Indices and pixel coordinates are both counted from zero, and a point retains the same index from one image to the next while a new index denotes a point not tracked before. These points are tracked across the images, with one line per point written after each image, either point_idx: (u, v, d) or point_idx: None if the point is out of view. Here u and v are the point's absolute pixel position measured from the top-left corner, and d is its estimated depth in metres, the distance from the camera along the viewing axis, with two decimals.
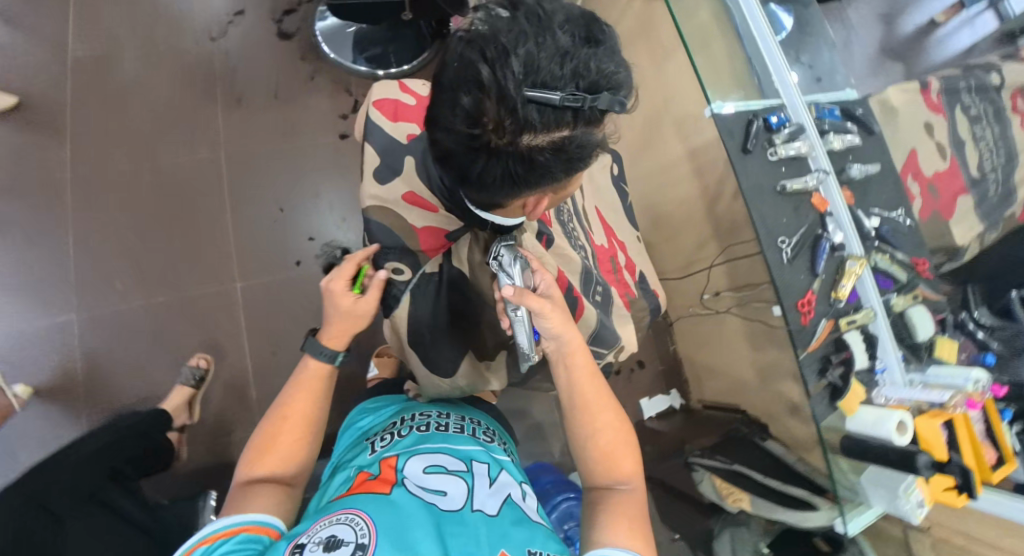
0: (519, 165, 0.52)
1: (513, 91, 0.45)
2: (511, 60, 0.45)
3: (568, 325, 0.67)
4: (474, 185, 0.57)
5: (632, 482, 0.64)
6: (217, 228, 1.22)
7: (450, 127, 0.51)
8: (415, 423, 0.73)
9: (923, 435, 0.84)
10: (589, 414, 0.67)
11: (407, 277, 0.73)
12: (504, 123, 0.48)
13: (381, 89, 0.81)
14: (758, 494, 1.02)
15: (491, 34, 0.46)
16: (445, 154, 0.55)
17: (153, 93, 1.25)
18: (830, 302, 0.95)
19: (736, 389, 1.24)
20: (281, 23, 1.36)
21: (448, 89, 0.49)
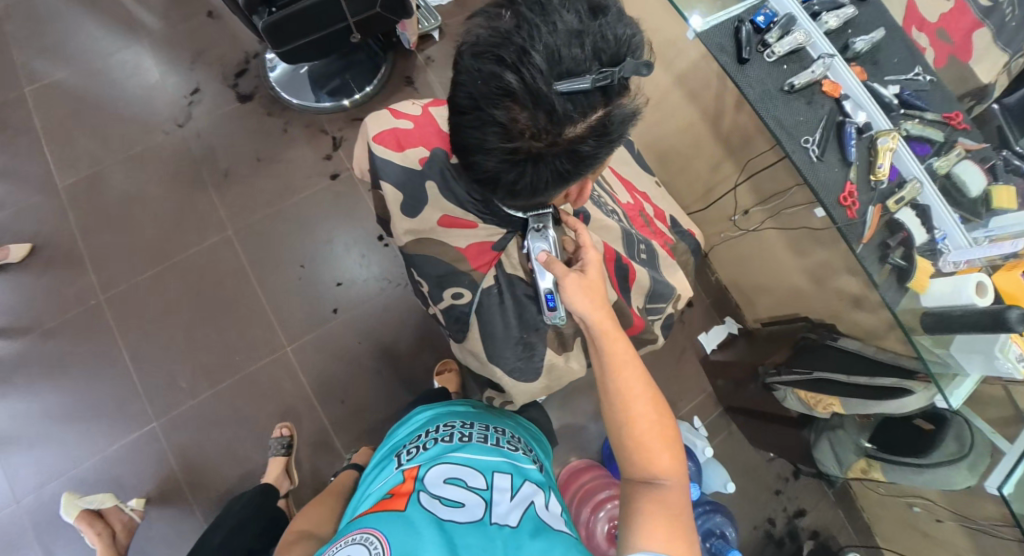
0: (567, 161, 0.52)
1: (546, 87, 0.46)
2: (532, 55, 0.46)
3: (600, 305, 0.67)
4: (519, 198, 0.57)
5: (670, 478, 0.59)
6: (250, 302, 1.24)
7: (487, 148, 0.50)
8: (440, 434, 0.79)
9: (1004, 289, 0.86)
10: (624, 399, 0.64)
11: (468, 298, 0.76)
12: (543, 123, 0.48)
13: (376, 123, 0.80)
14: (848, 395, 1.00)
15: (502, 41, 0.47)
16: (483, 179, 0.55)
17: (147, 195, 1.26)
18: (872, 186, 0.90)
19: (793, 297, 1.22)
20: (238, 87, 1.35)
21: (472, 110, 0.49)
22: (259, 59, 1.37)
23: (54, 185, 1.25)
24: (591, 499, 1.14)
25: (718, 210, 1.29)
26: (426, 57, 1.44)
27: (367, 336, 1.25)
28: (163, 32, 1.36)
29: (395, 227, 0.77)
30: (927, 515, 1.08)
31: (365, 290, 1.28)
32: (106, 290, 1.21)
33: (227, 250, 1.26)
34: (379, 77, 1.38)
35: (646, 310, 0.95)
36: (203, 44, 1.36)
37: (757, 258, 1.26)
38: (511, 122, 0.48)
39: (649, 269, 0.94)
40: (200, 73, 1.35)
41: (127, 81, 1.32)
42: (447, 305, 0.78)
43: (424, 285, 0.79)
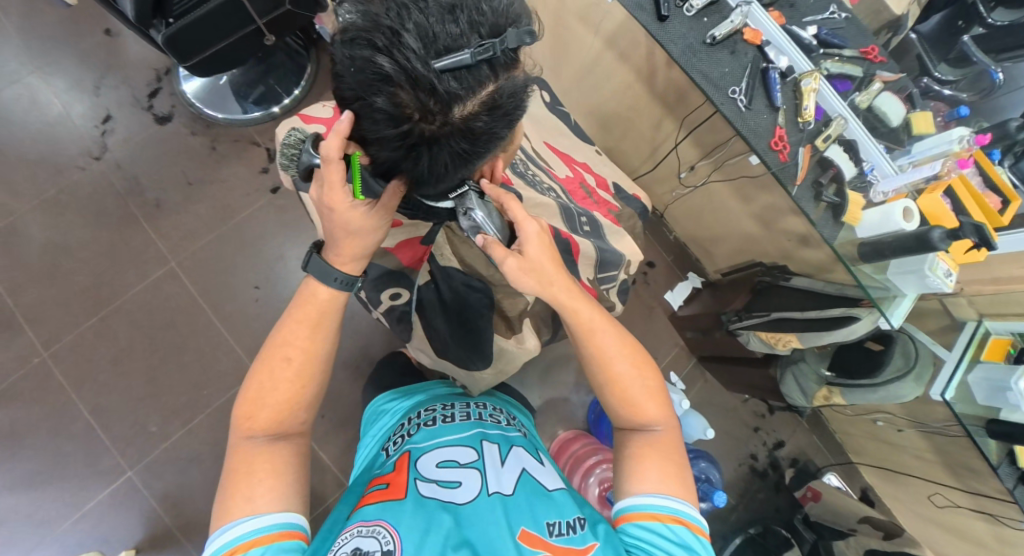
0: (464, 140, 0.49)
1: (424, 66, 0.43)
2: (403, 36, 0.43)
3: (559, 273, 0.65)
4: (429, 184, 0.55)
5: (660, 421, 0.63)
6: (209, 333, 1.20)
7: (379, 135, 0.48)
8: (423, 419, 0.79)
9: (927, 210, 0.89)
10: (604, 361, 0.64)
11: (406, 297, 0.79)
12: (427, 103, 0.45)
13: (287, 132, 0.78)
14: (803, 330, 1.04)
15: (368, 24, 0.43)
16: (388, 170, 0.53)
17: (74, 239, 1.18)
18: (800, 127, 0.93)
19: (745, 243, 1.26)
20: (154, 108, 1.26)
21: (359, 99, 0.47)
22: (170, 74, 1.28)
23: None
24: (583, 466, 1.17)
25: (665, 169, 1.32)
26: None
27: (338, 348, 1.23)
28: (54, 56, 1.24)
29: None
30: (890, 427, 1.16)
31: None
32: (49, 346, 1.13)
33: (175, 283, 1.21)
34: (304, 79, 1.33)
35: (596, 280, 0.97)
36: (104, 66, 1.26)
37: (706, 211, 1.30)
38: (399, 105, 0.45)
39: (593, 239, 0.95)
40: (107, 98, 1.25)
41: (23, 116, 1.20)
42: (387, 308, 0.80)
43: (362, 293, 0.80)
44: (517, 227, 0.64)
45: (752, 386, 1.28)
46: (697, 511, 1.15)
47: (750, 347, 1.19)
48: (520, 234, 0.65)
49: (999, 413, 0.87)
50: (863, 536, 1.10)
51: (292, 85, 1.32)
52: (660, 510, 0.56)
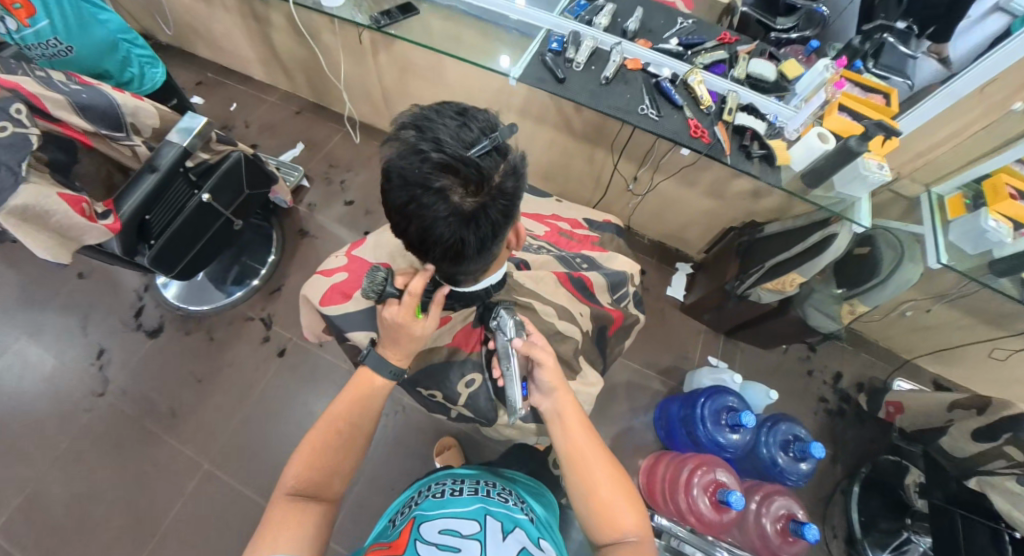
0: (505, 202, 0.64)
1: (463, 153, 0.60)
2: (442, 139, 0.60)
3: (559, 386, 0.75)
4: (483, 252, 0.67)
5: (636, 534, 0.68)
6: (267, 518, 1.13)
7: (442, 215, 0.61)
8: (430, 492, 0.83)
9: (838, 130, 1.04)
10: (585, 470, 0.70)
11: (479, 380, 0.83)
12: (474, 179, 0.61)
13: (314, 289, 0.85)
14: (799, 263, 1.13)
15: (415, 141, 0.60)
16: (447, 250, 0.65)
17: (98, 482, 1.12)
18: (705, 112, 1.09)
19: (710, 219, 1.39)
20: (143, 325, 1.29)
21: (416, 196, 0.61)
22: (151, 288, 1.33)
23: None
24: (679, 483, 1.13)
25: (614, 189, 1.46)
26: (306, 204, 1.50)
27: (399, 474, 1.20)
28: (34, 317, 1.26)
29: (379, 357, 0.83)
30: (919, 312, 1.23)
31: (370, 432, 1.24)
32: None
33: (215, 482, 1.15)
34: (274, 245, 1.41)
35: (615, 301, 1.08)
36: (85, 308, 1.29)
37: (665, 209, 1.43)
38: (452, 187, 0.61)
39: (597, 270, 1.07)
40: (96, 334, 1.27)
41: (16, 384, 1.19)
42: (467, 398, 0.84)
43: (437, 393, 0.85)
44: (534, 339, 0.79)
45: (788, 334, 1.29)
46: (798, 472, 1.13)
47: (764, 301, 1.25)
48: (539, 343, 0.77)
49: (993, 254, 0.98)
50: (961, 421, 1.08)
51: (265, 255, 1.39)
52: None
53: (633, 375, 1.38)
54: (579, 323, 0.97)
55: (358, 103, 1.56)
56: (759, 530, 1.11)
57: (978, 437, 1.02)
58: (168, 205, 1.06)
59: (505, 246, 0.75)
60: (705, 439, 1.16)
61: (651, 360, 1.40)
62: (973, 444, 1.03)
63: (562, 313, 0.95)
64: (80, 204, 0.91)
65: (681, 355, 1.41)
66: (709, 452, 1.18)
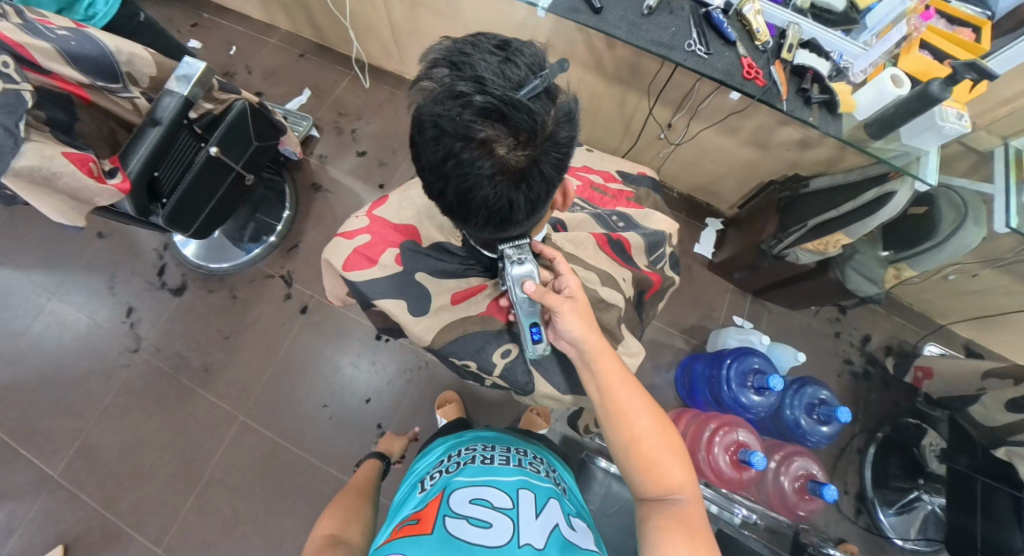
0: (558, 156, 0.53)
1: (513, 96, 0.49)
2: (485, 79, 0.49)
3: (585, 327, 0.67)
4: (531, 215, 0.56)
5: (683, 491, 0.62)
6: (302, 466, 1.20)
7: (487, 171, 0.50)
8: (463, 458, 0.83)
9: (914, 71, 0.91)
10: (624, 418, 0.65)
11: (516, 351, 0.74)
12: (525, 128, 0.50)
13: (334, 254, 0.73)
14: (847, 222, 1.04)
15: (451, 83, 0.50)
16: (492, 213, 0.54)
17: (145, 432, 1.20)
18: (761, 49, 0.96)
19: (749, 170, 1.28)
20: (167, 283, 1.31)
21: (455, 151, 0.50)
22: (171, 247, 1.33)
23: (50, 478, 1.15)
24: (702, 442, 1.12)
25: (645, 138, 1.34)
26: (318, 156, 1.44)
27: (425, 430, 1.24)
28: (62, 276, 1.28)
29: (409, 329, 0.72)
30: (964, 276, 1.15)
31: (395, 391, 1.27)
32: (161, 541, 1.13)
33: (250, 434, 1.22)
34: (289, 201, 1.38)
35: (652, 262, 0.93)
36: (110, 267, 1.30)
37: (700, 158, 1.32)
38: (499, 138, 0.50)
39: (634, 229, 0.91)
40: (123, 292, 1.29)
41: (54, 341, 1.23)
42: (502, 369, 0.74)
43: (470, 364, 0.74)
44: (561, 277, 0.70)
45: (816, 297, 1.24)
46: (822, 436, 1.13)
47: (802, 263, 1.17)
48: (562, 282, 0.70)
49: None
50: (997, 390, 1.04)
51: (279, 211, 1.36)
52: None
53: (655, 334, 1.35)
54: (621, 290, 0.84)
55: (366, 42, 1.43)
56: (777, 488, 1.12)
57: (1012, 409, 0.99)
58: (176, 159, 1.02)
59: (550, 208, 0.67)
60: (729, 399, 1.14)
61: (674, 318, 1.37)
62: (1007, 415, 1.01)
63: (605, 279, 0.82)
64: (86, 163, 0.85)
65: (707, 312, 1.38)
66: (732, 411, 1.16)
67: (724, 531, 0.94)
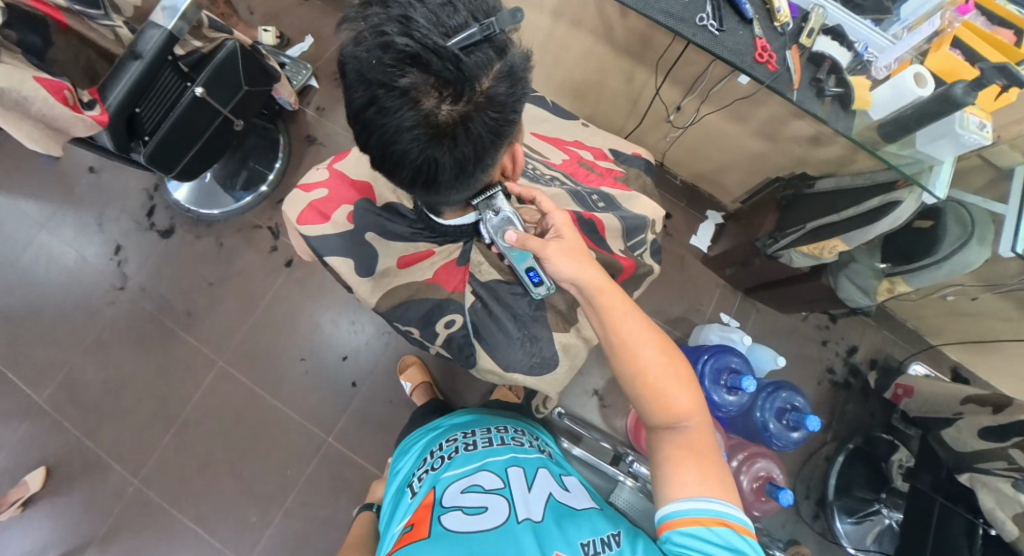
0: (495, 114, 0.44)
1: (440, 42, 0.40)
2: (412, 19, 0.40)
3: (577, 265, 0.61)
4: (466, 180, 0.47)
5: (693, 418, 0.55)
6: (276, 417, 1.23)
7: (404, 129, 0.42)
8: (446, 453, 0.82)
9: (939, 70, 0.84)
10: (629, 348, 0.58)
11: (461, 322, 0.69)
12: (453, 80, 0.41)
13: (291, 207, 0.68)
14: (846, 228, 0.99)
15: (375, 20, 0.41)
16: (418, 173, 0.45)
17: (127, 369, 1.23)
18: (779, 31, 0.89)
19: (755, 162, 1.22)
20: (156, 225, 1.31)
21: (374, 99, 0.42)
22: (160, 188, 1.33)
23: (35, 403, 1.20)
24: None
25: (652, 118, 1.28)
26: (315, 108, 1.40)
27: (398, 393, 1.26)
28: (53, 209, 1.29)
29: (356, 290, 0.68)
30: (962, 297, 1.10)
31: (371, 352, 1.28)
32: (138, 473, 1.18)
33: (229, 380, 1.25)
34: (281, 150, 1.35)
35: (629, 248, 0.87)
36: (101, 203, 1.31)
37: (707, 145, 1.26)
38: (424, 89, 0.41)
39: (614, 211, 0.84)
40: (112, 230, 1.29)
41: (45, 273, 1.26)
42: (444, 339, 0.71)
43: (414, 330, 0.71)
44: (545, 216, 0.65)
45: (811, 300, 1.20)
46: (791, 441, 1.12)
47: (795, 265, 1.13)
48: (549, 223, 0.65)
49: None
50: (971, 416, 1.02)
51: (272, 161, 1.34)
52: (700, 515, 0.50)
53: None
54: None
55: None
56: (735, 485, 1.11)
57: (985, 435, 0.97)
58: (159, 99, 1.00)
59: (497, 173, 0.57)
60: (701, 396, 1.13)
61: (660, 307, 1.34)
62: (979, 441, 0.98)
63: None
64: (61, 91, 0.85)
65: (694, 305, 1.35)
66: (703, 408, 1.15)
67: None
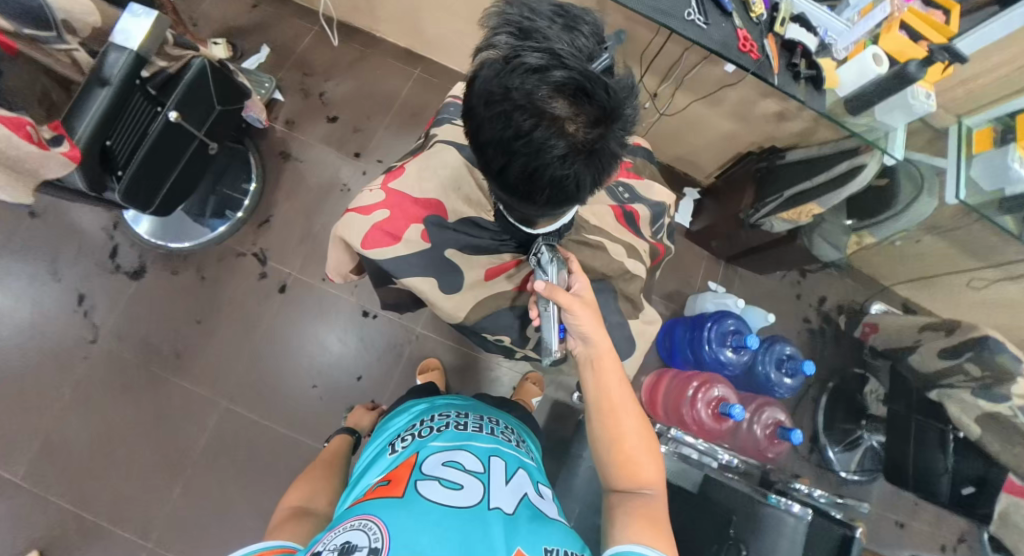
0: (622, 133, 0.50)
1: (590, 70, 0.45)
2: (561, 52, 0.45)
3: (596, 326, 0.64)
4: (589, 193, 0.53)
5: (657, 488, 0.60)
6: (294, 448, 1.16)
7: (560, 155, 0.46)
8: (436, 423, 0.72)
9: (893, 52, 0.95)
10: (614, 413, 0.62)
11: None
12: (600, 106, 0.46)
13: (348, 230, 0.68)
14: (820, 193, 1.11)
15: (524, 54, 0.45)
16: (555, 191, 0.50)
17: (115, 425, 1.12)
18: (755, 22, 0.98)
19: (726, 141, 1.33)
20: (122, 266, 1.19)
21: (528, 129, 0.45)
22: (121, 225, 1.21)
23: (9, 482, 1.06)
24: (685, 399, 1.23)
25: None
26: (284, 121, 1.33)
27: None
28: None
29: (441, 306, 0.71)
30: (908, 242, 1.27)
31: (385, 367, 1.24)
32: (147, 535, 1.07)
33: (234, 419, 1.16)
34: (254, 170, 1.27)
35: (655, 234, 0.93)
36: (53, 249, 1.18)
37: (680, 128, 1.35)
38: (573, 117, 0.46)
39: (640, 201, 0.91)
40: (70, 278, 1.17)
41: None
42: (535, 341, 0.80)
43: (505, 338, 0.79)
44: (573, 275, 0.67)
45: (788, 261, 1.32)
46: (787, 387, 1.25)
47: (776, 230, 1.24)
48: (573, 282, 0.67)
49: (1006, 192, 0.95)
50: (929, 341, 1.18)
51: (245, 183, 1.26)
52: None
53: None
54: (643, 260, 0.88)
55: None
56: (751, 436, 1.26)
57: (943, 355, 1.13)
58: (130, 127, 0.88)
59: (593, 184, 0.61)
60: (709, 358, 1.22)
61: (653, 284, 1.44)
62: (939, 360, 1.14)
63: (630, 250, 0.86)
64: (23, 128, 0.72)
65: (682, 277, 1.46)
66: (710, 369, 1.24)
67: (711, 476, 1.06)
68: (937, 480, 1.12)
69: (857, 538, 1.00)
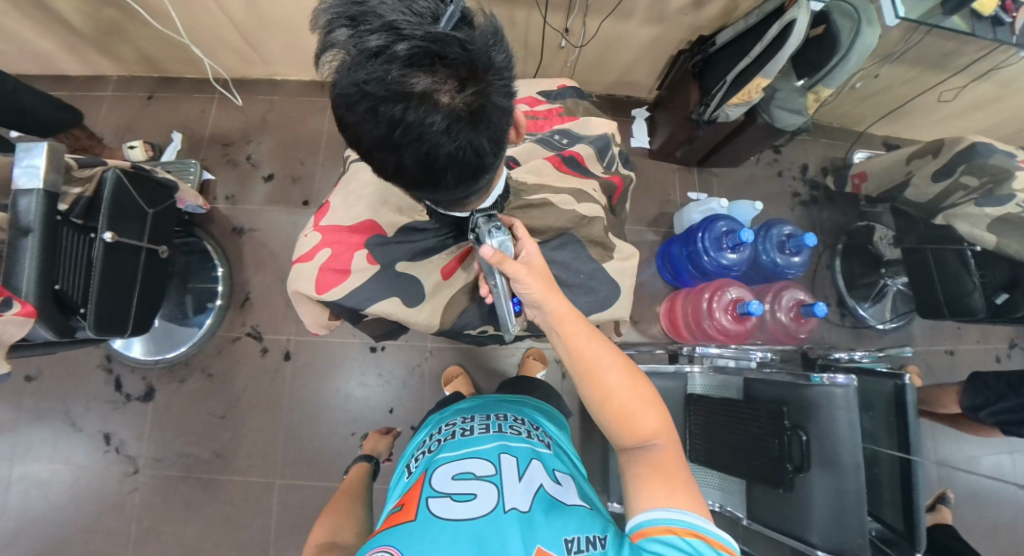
0: (503, 81, 0.47)
1: (435, 30, 0.43)
2: (399, 25, 0.43)
3: (548, 292, 0.61)
4: (498, 153, 0.50)
5: (661, 438, 0.57)
6: None
7: (443, 128, 0.44)
8: (444, 436, 0.73)
9: None
10: (595, 375, 0.59)
11: None
12: (461, 63, 0.43)
13: (301, 281, 0.68)
14: (761, 65, 1.05)
15: (365, 42, 0.43)
16: (458, 168, 0.48)
17: (188, 538, 1.15)
18: None
19: (653, 48, 1.28)
20: (131, 394, 1.20)
21: (399, 116, 0.44)
22: (114, 356, 1.21)
23: None
24: (703, 311, 1.23)
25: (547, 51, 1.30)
26: (225, 197, 1.31)
27: None
28: (15, 437, 1.17)
29: (416, 319, 0.71)
30: (867, 79, 1.22)
31: (412, 391, 1.25)
32: None
33: (292, 492, 1.18)
34: (215, 256, 1.24)
35: (608, 167, 0.91)
36: (62, 403, 1.19)
37: (603, 53, 1.30)
38: (440, 85, 0.43)
39: (580, 142, 0.89)
40: (89, 424, 1.18)
41: (50, 499, 1.15)
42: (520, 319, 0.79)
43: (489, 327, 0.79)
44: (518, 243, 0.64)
45: (760, 142, 1.27)
46: (795, 266, 1.23)
47: (733, 117, 1.20)
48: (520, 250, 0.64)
49: None
50: (919, 169, 1.16)
51: (211, 271, 1.24)
52: (674, 525, 0.51)
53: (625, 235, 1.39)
54: (598, 200, 0.85)
55: (217, 55, 1.27)
56: (778, 323, 1.26)
57: (937, 179, 1.11)
58: (71, 264, 0.88)
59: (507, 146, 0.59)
60: (710, 265, 1.21)
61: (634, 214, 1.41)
62: (935, 185, 1.12)
63: (581, 195, 0.83)
64: None
65: (659, 197, 1.43)
66: (714, 275, 1.24)
67: (749, 377, 1.05)
68: (969, 299, 1.07)
69: (909, 384, 0.98)
